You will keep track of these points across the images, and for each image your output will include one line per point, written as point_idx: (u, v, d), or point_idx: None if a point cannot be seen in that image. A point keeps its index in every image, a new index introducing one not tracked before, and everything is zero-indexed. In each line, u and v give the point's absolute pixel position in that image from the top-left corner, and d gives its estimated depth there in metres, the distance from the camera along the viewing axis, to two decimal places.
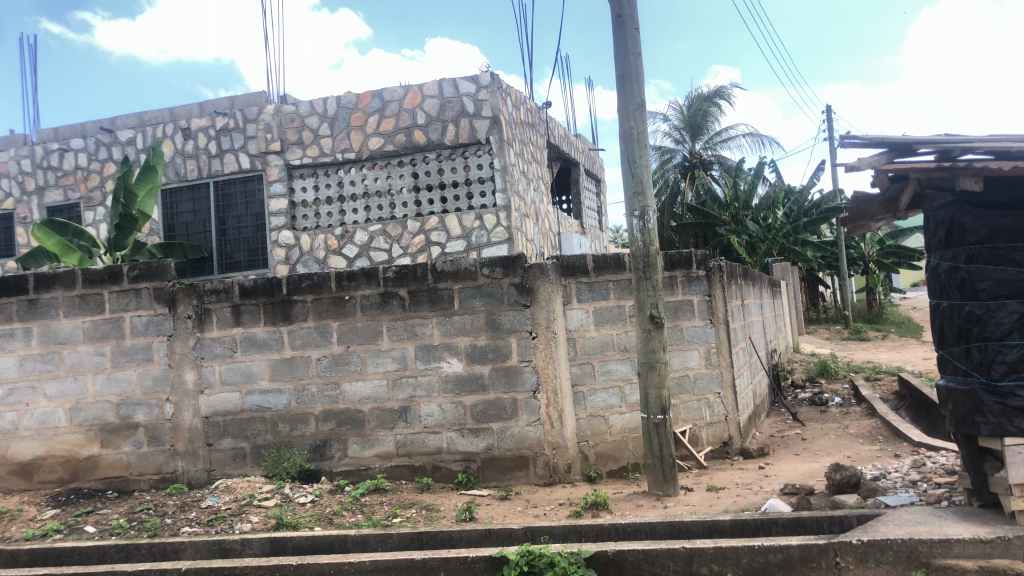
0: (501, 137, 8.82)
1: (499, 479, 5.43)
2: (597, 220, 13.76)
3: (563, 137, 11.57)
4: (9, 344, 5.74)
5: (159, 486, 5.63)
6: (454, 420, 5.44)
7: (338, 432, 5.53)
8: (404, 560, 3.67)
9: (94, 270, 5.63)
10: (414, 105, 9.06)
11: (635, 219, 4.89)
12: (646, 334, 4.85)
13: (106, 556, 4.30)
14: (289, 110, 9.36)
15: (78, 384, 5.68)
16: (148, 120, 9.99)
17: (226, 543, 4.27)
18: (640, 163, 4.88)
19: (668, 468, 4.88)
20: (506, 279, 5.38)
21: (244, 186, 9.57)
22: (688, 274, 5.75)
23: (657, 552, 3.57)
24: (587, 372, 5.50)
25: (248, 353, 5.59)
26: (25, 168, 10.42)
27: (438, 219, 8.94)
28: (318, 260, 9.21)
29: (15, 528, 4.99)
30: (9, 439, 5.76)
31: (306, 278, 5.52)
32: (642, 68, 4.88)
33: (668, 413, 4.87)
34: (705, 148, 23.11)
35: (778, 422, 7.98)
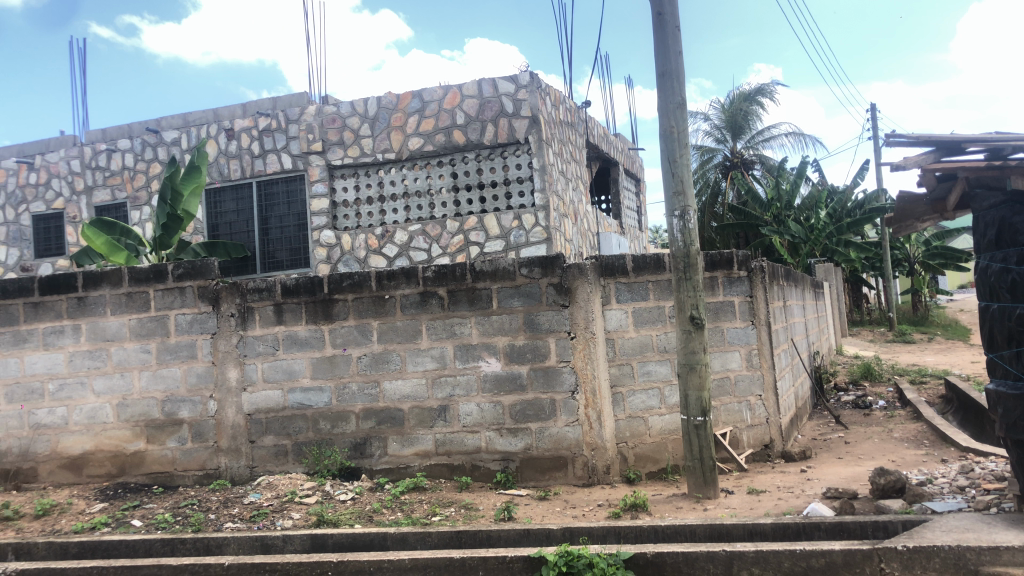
0: (540, 136, 8.81)
1: (537, 479, 5.42)
2: (637, 220, 13.67)
3: (603, 136, 11.54)
4: (59, 341, 5.87)
5: (202, 482, 5.72)
6: (493, 420, 5.45)
7: (378, 430, 5.57)
8: (443, 559, 3.69)
9: (140, 268, 5.75)
10: (453, 106, 9.10)
11: (675, 219, 4.85)
12: (686, 335, 4.81)
13: (152, 550, 4.38)
14: (330, 111, 9.46)
15: (125, 380, 5.79)
16: (193, 122, 10.17)
17: (267, 539, 4.34)
18: (680, 162, 4.84)
19: (709, 471, 4.82)
20: (545, 278, 5.38)
21: (287, 187, 9.69)
22: (729, 275, 5.69)
23: (696, 555, 3.54)
24: (626, 373, 5.48)
25: (290, 351, 5.66)
26: (74, 169, 10.66)
27: (476, 219, 8.97)
28: (359, 260, 9.30)
29: (65, 521, 5.11)
30: (58, 434, 5.88)
31: (347, 277, 5.57)
32: (683, 66, 4.83)
33: (708, 415, 4.83)
34: (747, 148, 22.84)
35: (819, 425, 7.86)
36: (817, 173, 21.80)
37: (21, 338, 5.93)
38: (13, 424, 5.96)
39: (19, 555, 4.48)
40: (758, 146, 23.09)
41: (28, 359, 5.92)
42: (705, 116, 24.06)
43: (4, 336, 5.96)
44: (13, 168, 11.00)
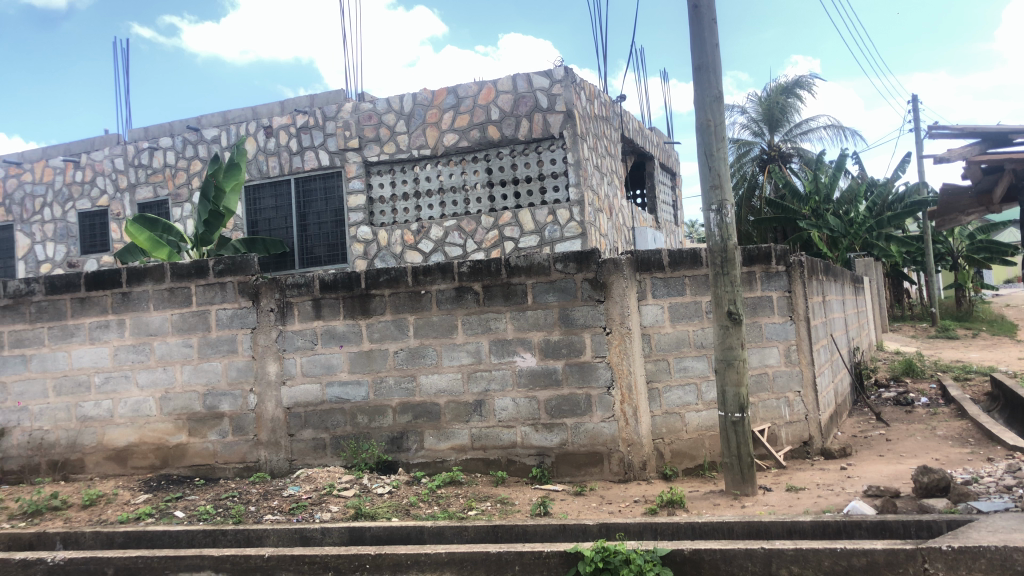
0: (575, 131, 8.79)
1: (573, 475, 5.42)
2: (672, 214, 13.56)
3: (638, 130, 11.48)
4: (104, 335, 5.99)
5: (242, 475, 5.81)
6: (528, 415, 5.46)
7: (414, 424, 5.61)
8: (479, 553, 3.71)
9: (182, 264, 5.85)
10: (488, 101, 9.10)
11: (712, 213, 4.81)
12: (723, 331, 4.77)
13: (195, 541, 4.46)
14: (367, 109, 9.52)
15: (167, 374, 5.90)
16: (232, 119, 10.28)
17: (306, 531, 4.39)
18: (718, 156, 4.79)
19: (747, 468, 4.78)
20: (580, 274, 5.37)
21: (325, 183, 9.78)
22: (767, 270, 5.62)
23: (734, 552, 3.51)
24: (662, 368, 5.45)
25: (328, 345, 5.72)
26: (118, 167, 10.88)
27: (511, 215, 8.98)
28: (395, 255, 9.38)
29: (111, 511, 5.23)
30: (104, 426, 6.01)
31: (384, 272, 5.62)
32: (719, 59, 4.78)
33: (747, 411, 4.78)
34: (785, 141, 22.55)
35: (860, 421, 7.74)
36: (858, 166, 21.45)
37: (68, 332, 6.06)
38: (61, 416, 6.09)
39: (67, 544, 4.59)
40: (796, 139, 22.79)
41: (75, 353, 6.05)
42: (741, 109, 23.77)
43: (51, 331, 6.09)
44: (59, 166, 11.24)
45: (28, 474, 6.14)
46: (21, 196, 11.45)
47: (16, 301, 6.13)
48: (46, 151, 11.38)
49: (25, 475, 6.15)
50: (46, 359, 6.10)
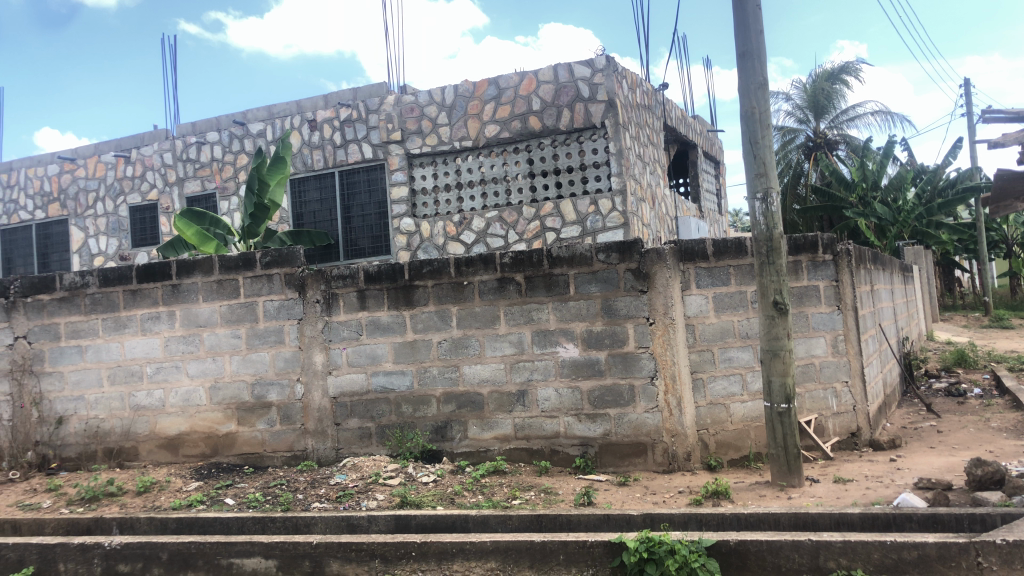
0: (617, 120, 8.72)
1: (617, 465, 5.40)
2: (716, 203, 13.41)
3: (681, 119, 11.37)
4: (155, 326, 6.13)
5: (290, 463, 5.91)
6: (572, 405, 5.46)
7: (458, 414, 5.64)
8: (524, 542, 3.73)
9: (230, 257, 5.95)
10: (530, 92, 9.08)
11: (757, 201, 4.74)
12: (769, 321, 4.71)
13: (245, 527, 4.55)
14: (409, 101, 9.57)
15: (216, 364, 6.02)
16: (277, 113, 10.42)
17: (353, 519, 4.45)
18: (763, 143, 4.72)
19: (794, 459, 4.72)
20: (623, 264, 5.34)
21: (368, 175, 9.87)
22: (814, 259, 5.53)
23: (781, 544, 3.48)
24: (707, 359, 5.40)
25: (373, 336, 5.77)
26: (166, 161, 11.09)
27: (553, 205, 8.97)
28: (437, 247, 9.44)
29: (164, 498, 5.37)
30: (156, 415, 6.15)
31: (427, 263, 5.65)
32: (764, 46, 4.71)
33: (793, 402, 4.72)
34: (831, 127, 22.14)
35: (910, 413, 7.59)
36: (907, 152, 21.01)
37: (121, 324, 6.21)
38: (115, 405, 6.25)
39: (123, 529, 4.72)
40: (842, 126, 22.40)
41: (128, 344, 6.19)
42: (786, 96, 23.38)
43: (105, 322, 6.25)
44: (111, 162, 11.50)
45: (85, 461, 6.32)
46: (75, 191, 11.75)
47: (71, 294, 6.30)
48: (98, 146, 11.64)
49: (83, 462, 6.33)
50: (100, 350, 6.26)
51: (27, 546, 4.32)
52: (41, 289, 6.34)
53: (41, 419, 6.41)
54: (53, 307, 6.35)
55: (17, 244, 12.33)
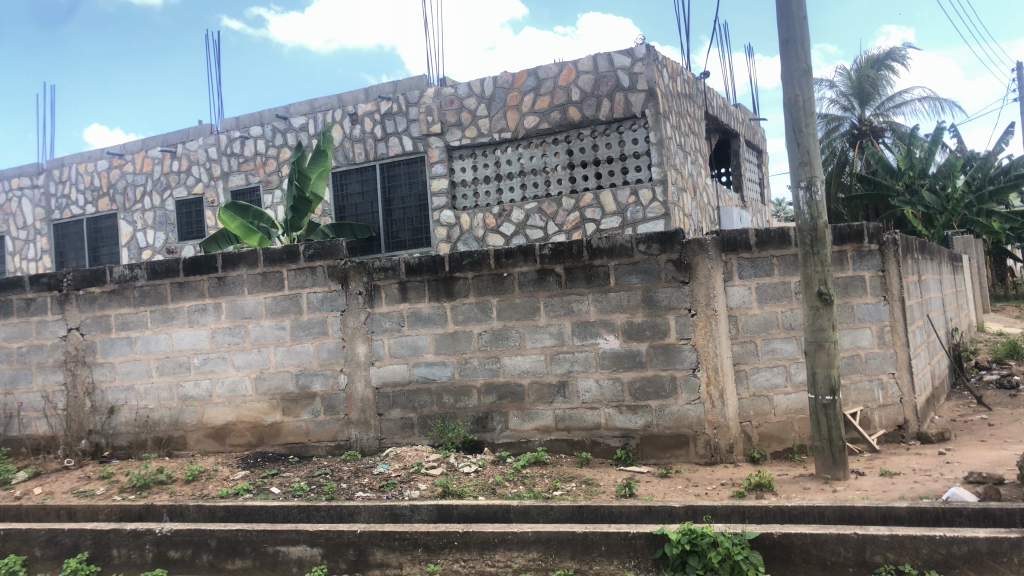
0: (658, 110, 8.64)
1: (658, 457, 5.38)
2: (759, 193, 13.24)
3: (722, 108, 11.24)
4: (202, 318, 6.25)
5: (334, 453, 5.98)
6: (612, 397, 5.44)
7: (499, 405, 5.66)
8: (566, 533, 3.74)
9: (274, 250, 6.04)
10: (569, 82, 9.04)
11: (801, 190, 4.67)
12: (814, 312, 4.64)
13: (290, 516, 4.62)
14: (448, 93, 9.59)
15: (262, 355, 6.11)
16: (319, 107, 10.51)
17: (396, 508, 4.50)
18: (807, 131, 4.65)
19: (838, 451, 4.65)
20: (664, 255, 5.30)
21: (409, 168, 9.93)
22: (859, 248, 5.44)
23: (826, 537, 3.43)
24: (749, 350, 5.34)
25: (414, 327, 5.81)
26: (212, 156, 11.27)
27: (593, 196, 8.93)
28: (477, 238, 9.48)
29: (212, 486, 5.48)
30: (204, 405, 6.27)
31: (467, 255, 5.68)
32: (808, 33, 4.63)
33: (838, 394, 4.65)
34: (876, 115, 21.71)
35: (959, 406, 7.43)
36: (956, 139, 20.54)
37: (169, 316, 6.33)
38: (164, 395, 6.38)
39: (173, 516, 4.82)
40: (888, 113, 21.92)
41: (176, 335, 6.32)
42: (830, 83, 22.95)
43: (154, 314, 6.38)
44: (158, 157, 11.72)
45: (136, 450, 6.46)
46: (124, 185, 12.00)
47: (121, 286, 6.44)
48: (146, 142, 11.86)
49: (133, 450, 6.48)
50: (149, 341, 6.39)
51: (83, 531, 4.44)
52: (92, 282, 6.50)
53: (94, 408, 6.57)
54: (104, 299, 6.50)
55: (69, 238, 12.65)
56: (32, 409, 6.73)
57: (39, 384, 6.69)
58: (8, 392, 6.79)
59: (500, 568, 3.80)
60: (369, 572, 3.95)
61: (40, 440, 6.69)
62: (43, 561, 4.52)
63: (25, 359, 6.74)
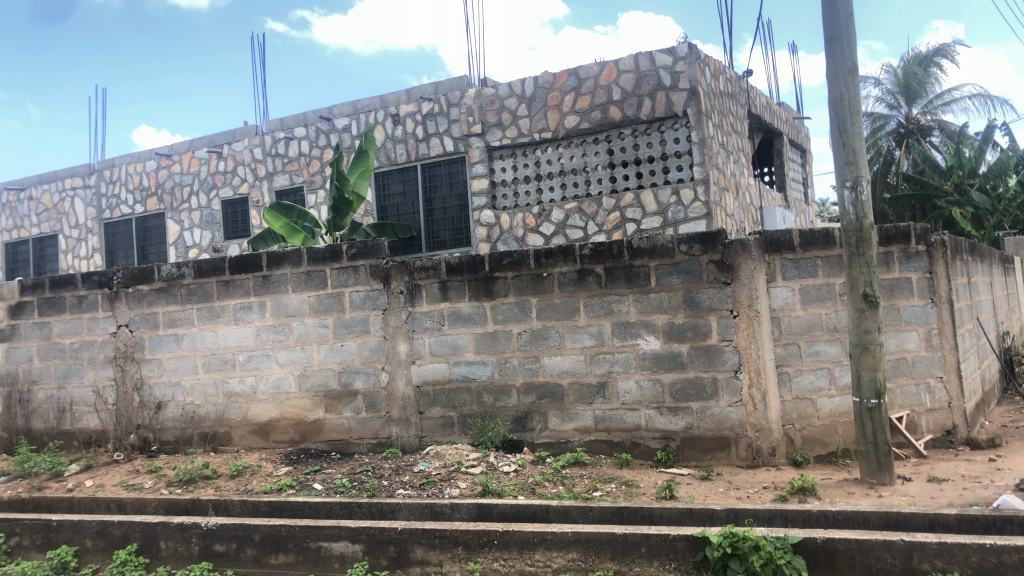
0: (699, 109, 8.55)
1: (699, 460, 5.33)
2: (803, 193, 13.04)
3: (765, 106, 11.11)
4: (247, 316, 6.35)
5: (376, 450, 6.04)
6: (653, 398, 5.40)
7: (539, 404, 5.66)
8: (606, 534, 3.73)
9: (318, 249, 6.11)
10: (610, 81, 9.00)
11: (846, 190, 4.59)
12: (859, 314, 4.56)
13: (332, 512, 4.68)
14: (489, 93, 9.62)
15: (305, 353, 6.19)
16: (362, 108, 10.63)
17: (436, 506, 4.53)
18: (852, 130, 4.57)
19: (884, 456, 4.56)
20: (705, 255, 5.25)
21: (449, 168, 9.97)
22: (905, 250, 5.34)
23: (871, 543, 3.38)
24: (792, 353, 5.27)
25: (455, 326, 5.84)
26: (257, 156, 11.45)
27: (633, 196, 8.89)
28: (517, 238, 9.49)
29: (256, 481, 5.56)
30: (248, 401, 6.37)
31: (507, 255, 5.69)
32: (853, 30, 4.56)
33: (883, 398, 4.56)
34: (924, 113, 21.29)
35: (1011, 411, 7.23)
36: (1009, 138, 20.01)
37: (215, 313, 6.45)
38: (209, 391, 6.49)
39: (218, 511, 4.91)
40: (937, 111, 21.44)
41: (221, 333, 6.43)
42: (877, 81, 22.51)
43: (200, 312, 6.50)
44: (205, 157, 11.94)
45: (183, 445, 6.59)
46: (172, 185, 12.24)
47: (169, 284, 6.58)
48: (193, 143, 12.09)
49: (180, 445, 6.60)
50: (196, 338, 6.51)
51: (131, 524, 4.55)
52: (141, 280, 6.65)
53: (143, 404, 6.71)
54: (153, 297, 6.64)
55: (119, 237, 12.94)
56: (83, 403, 6.89)
57: (91, 379, 6.86)
58: (61, 387, 6.97)
59: (540, 567, 3.81)
60: (410, 569, 3.98)
61: (91, 433, 6.86)
62: (94, 552, 4.63)
63: (77, 354, 6.90)
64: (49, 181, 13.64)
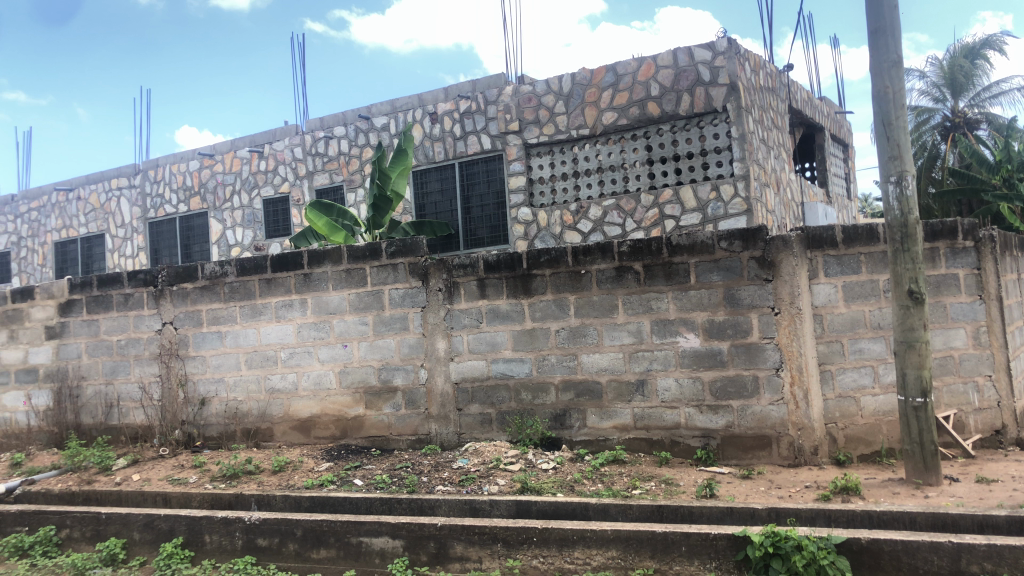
0: (740, 104, 8.45)
1: (740, 458, 5.27)
2: (845, 188, 12.84)
3: (806, 101, 10.94)
4: (289, 313, 6.42)
5: (415, 446, 6.07)
6: (693, 396, 5.36)
7: (577, 402, 5.65)
8: (646, 532, 3.71)
9: (358, 247, 6.17)
10: (648, 77, 8.93)
11: (891, 185, 4.51)
12: (903, 311, 4.47)
13: (373, 508, 4.73)
14: (527, 91, 9.62)
15: (346, 350, 6.24)
16: (400, 107, 10.69)
17: (476, 503, 4.57)
18: (897, 124, 4.48)
19: (930, 456, 4.48)
20: (746, 252, 5.19)
21: (487, 166, 9.99)
22: (952, 245, 5.23)
23: (918, 544, 3.32)
24: (835, 350, 5.22)
25: (493, 323, 5.85)
26: (297, 156, 11.57)
27: (672, 192, 8.83)
28: (555, 236, 9.48)
29: (298, 477, 5.63)
30: (290, 398, 6.45)
31: (545, 252, 5.68)
32: (899, 22, 4.47)
33: (929, 396, 4.47)
34: (971, 106, 20.85)
35: None
36: None
37: (257, 311, 6.54)
38: (252, 387, 6.58)
39: (261, 505, 4.98)
40: (984, 104, 21.00)
41: (264, 330, 6.52)
42: (921, 74, 22.06)
43: (243, 309, 6.60)
44: (246, 157, 12.11)
45: (226, 440, 6.69)
46: (214, 185, 12.44)
47: (212, 282, 6.69)
48: (234, 143, 12.27)
49: (224, 441, 6.70)
50: (238, 336, 6.61)
51: (177, 517, 4.64)
52: (185, 278, 6.76)
53: (187, 399, 6.82)
54: (196, 295, 6.76)
55: (163, 236, 13.17)
56: (130, 399, 7.03)
57: (137, 375, 6.99)
58: (108, 383, 7.12)
59: (579, 565, 3.80)
60: (450, 564, 4.00)
61: (138, 429, 6.99)
62: (141, 545, 4.73)
63: (124, 351, 7.05)
64: (96, 181, 13.94)
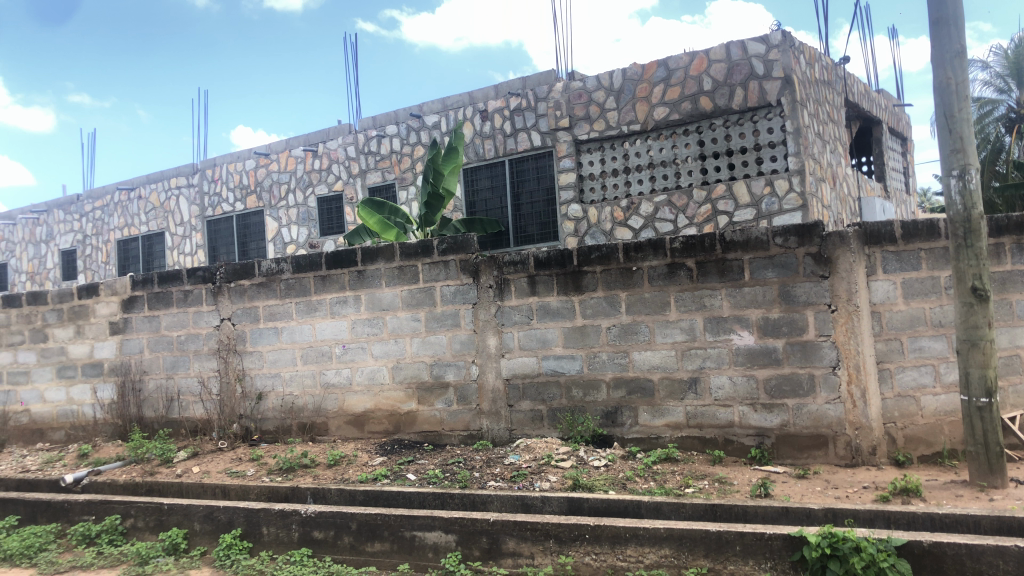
0: (794, 97, 8.29)
1: (795, 458, 5.18)
2: (904, 183, 12.53)
3: (863, 94, 10.70)
4: (343, 309, 6.51)
5: (467, 442, 6.10)
6: (747, 394, 5.28)
7: (629, 399, 5.62)
8: (699, 530, 3.67)
9: (410, 244, 6.23)
10: (701, 72, 8.82)
11: (953, 179, 4.38)
12: (967, 308, 4.34)
13: (425, 502, 4.78)
14: (577, 87, 9.60)
15: (399, 345, 6.30)
16: (451, 105, 10.74)
17: (528, 500, 4.58)
18: (959, 117, 4.35)
19: (995, 458, 4.34)
20: (802, 248, 5.10)
21: (537, 163, 10.00)
22: (1019, 241, 5.06)
23: (983, 548, 3.22)
24: (894, 348, 5.11)
25: (543, 321, 5.85)
26: (350, 154, 11.72)
27: (725, 188, 8.71)
28: (605, 233, 9.44)
29: (352, 471, 5.70)
30: (345, 392, 6.53)
31: (595, 249, 5.66)
32: (961, 12, 4.34)
33: (994, 397, 4.32)
34: None
35: None
36: None
37: (313, 307, 6.64)
38: (308, 382, 6.69)
39: (317, 499, 5.07)
40: None
41: (319, 326, 6.62)
42: (984, 64, 21.42)
43: (299, 306, 6.70)
44: (301, 156, 12.30)
45: (282, 434, 6.80)
46: (270, 183, 12.66)
47: (269, 279, 6.82)
48: (289, 142, 12.47)
49: (280, 434, 6.81)
50: (294, 331, 6.72)
51: (236, 509, 4.73)
52: (241, 275, 6.91)
53: (245, 394, 6.96)
54: (253, 291, 6.90)
55: (221, 234, 13.46)
56: (189, 393, 7.20)
57: (196, 370, 7.15)
58: (169, 377, 7.30)
59: (632, 563, 3.78)
60: (502, 560, 4.02)
61: (197, 422, 7.14)
62: (202, 536, 4.85)
63: (183, 346, 7.22)
64: (157, 181, 14.31)
